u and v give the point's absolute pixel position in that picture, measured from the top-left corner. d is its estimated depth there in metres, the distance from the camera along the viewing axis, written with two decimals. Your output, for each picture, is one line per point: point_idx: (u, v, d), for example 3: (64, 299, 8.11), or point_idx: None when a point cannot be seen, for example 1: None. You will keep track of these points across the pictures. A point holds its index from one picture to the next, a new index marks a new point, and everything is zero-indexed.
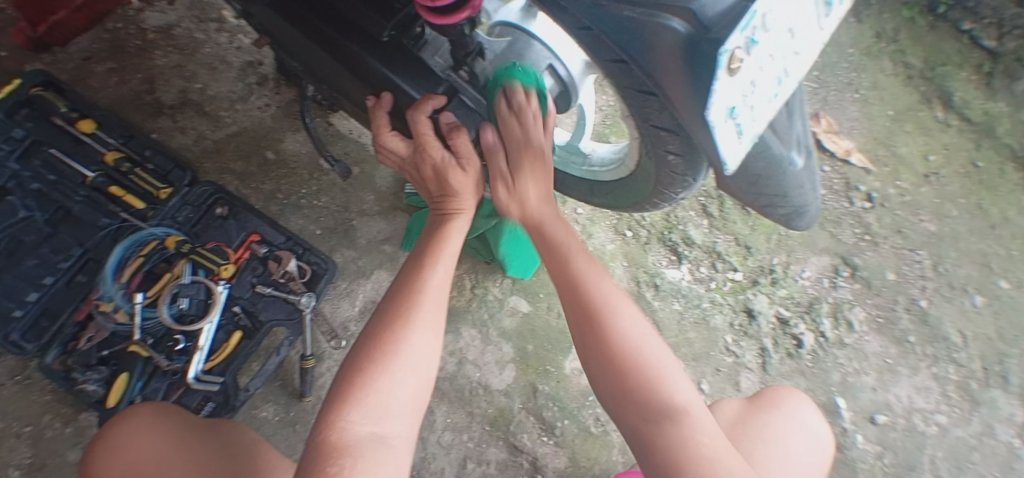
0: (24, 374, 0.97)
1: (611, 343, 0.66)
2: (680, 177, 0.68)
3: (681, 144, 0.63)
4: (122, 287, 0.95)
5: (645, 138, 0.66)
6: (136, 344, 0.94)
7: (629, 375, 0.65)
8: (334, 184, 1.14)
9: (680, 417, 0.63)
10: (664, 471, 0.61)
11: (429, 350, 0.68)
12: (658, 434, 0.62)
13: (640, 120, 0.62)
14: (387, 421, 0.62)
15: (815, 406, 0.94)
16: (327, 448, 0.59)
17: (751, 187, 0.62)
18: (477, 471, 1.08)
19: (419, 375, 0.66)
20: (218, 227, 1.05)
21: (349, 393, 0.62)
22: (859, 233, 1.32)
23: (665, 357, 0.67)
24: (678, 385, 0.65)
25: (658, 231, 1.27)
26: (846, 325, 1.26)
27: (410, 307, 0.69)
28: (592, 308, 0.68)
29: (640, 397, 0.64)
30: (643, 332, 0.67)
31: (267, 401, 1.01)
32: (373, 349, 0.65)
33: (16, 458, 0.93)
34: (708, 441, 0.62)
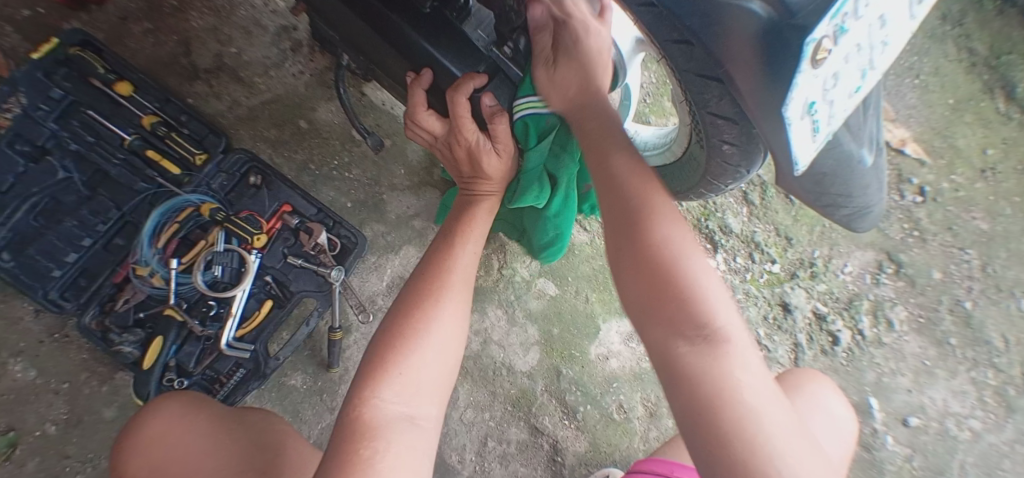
0: (61, 332, 0.99)
1: (648, 249, 0.58)
2: (733, 168, 0.64)
3: (739, 134, 0.58)
4: (157, 252, 0.97)
5: (699, 126, 0.62)
6: (171, 308, 0.96)
7: (661, 297, 0.56)
8: (366, 156, 1.13)
9: (718, 342, 0.53)
10: (693, 411, 0.51)
11: (459, 321, 0.68)
12: (691, 359, 0.53)
13: (697, 106, 0.58)
14: (416, 399, 0.62)
15: (835, 386, 0.92)
16: (359, 425, 0.58)
17: (813, 185, 0.58)
18: (498, 450, 1.09)
19: (447, 348, 0.66)
20: (252, 197, 1.04)
21: (380, 369, 0.62)
22: (906, 228, 1.27)
23: (713, 281, 0.57)
24: (720, 306, 0.55)
25: (695, 218, 1.22)
26: (885, 324, 1.22)
27: (437, 285, 0.68)
28: (629, 216, 0.60)
29: (673, 312, 0.55)
30: (690, 246, 0.58)
31: (295, 369, 1.03)
32: (404, 324, 0.65)
33: (54, 413, 0.96)
34: (750, 383, 0.52)
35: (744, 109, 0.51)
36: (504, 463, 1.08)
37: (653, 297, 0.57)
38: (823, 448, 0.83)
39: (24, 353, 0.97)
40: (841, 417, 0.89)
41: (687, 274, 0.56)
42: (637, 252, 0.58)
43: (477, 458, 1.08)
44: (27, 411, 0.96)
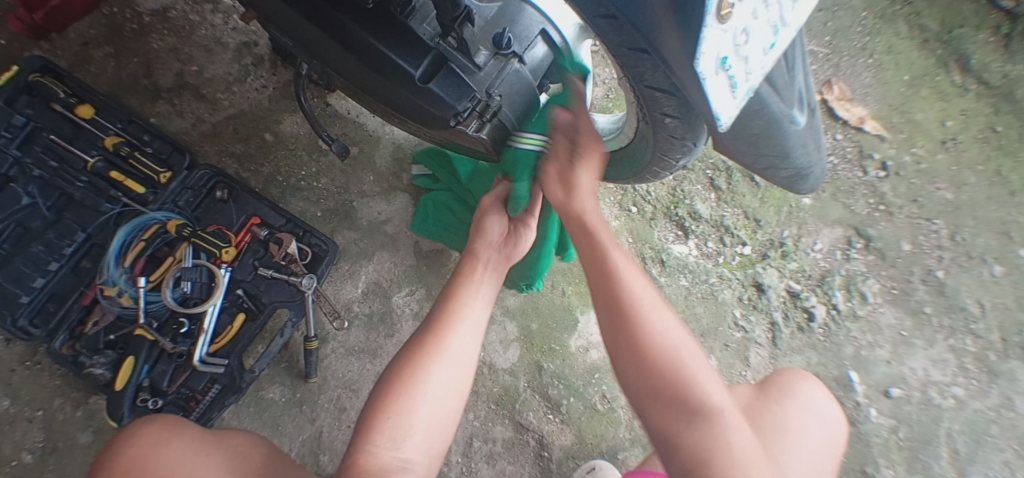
0: (33, 359, 0.98)
1: (644, 355, 0.68)
2: (678, 141, 0.66)
3: (678, 106, 0.61)
4: (125, 272, 0.96)
5: (642, 103, 0.64)
6: (142, 328, 0.95)
7: (656, 370, 0.67)
8: (333, 165, 1.13)
9: (711, 418, 0.66)
10: (690, 467, 0.65)
11: (468, 350, 0.75)
12: (691, 435, 0.65)
13: (635, 81, 0.59)
14: (409, 446, 0.67)
15: (818, 382, 0.90)
16: (360, 471, 0.64)
17: (750, 147, 0.59)
18: (483, 449, 1.09)
19: (444, 400, 0.72)
20: (219, 211, 1.05)
21: (377, 420, 0.68)
22: (873, 203, 1.28)
23: (697, 356, 0.69)
24: (709, 385, 0.67)
25: (664, 206, 1.23)
26: (859, 297, 1.23)
27: (433, 343, 0.74)
28: (619, 308, 0.70)
29: (670, 396, 0.67)
30: (681, 337, 0.69)
31: (273, 381, 1.02)
32: (403, 376, 0.71)
33: (30, 440, 0.95)
34: (736, 441, 0.65)
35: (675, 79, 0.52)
36: (490, 462, 1.08)
37: (650, 392, 0.68)
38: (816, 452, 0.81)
39: None
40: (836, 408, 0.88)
41: (685, 369, 0.67)
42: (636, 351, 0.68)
43: (463, 458, 1.08)
44: (1, 441, 0.95)
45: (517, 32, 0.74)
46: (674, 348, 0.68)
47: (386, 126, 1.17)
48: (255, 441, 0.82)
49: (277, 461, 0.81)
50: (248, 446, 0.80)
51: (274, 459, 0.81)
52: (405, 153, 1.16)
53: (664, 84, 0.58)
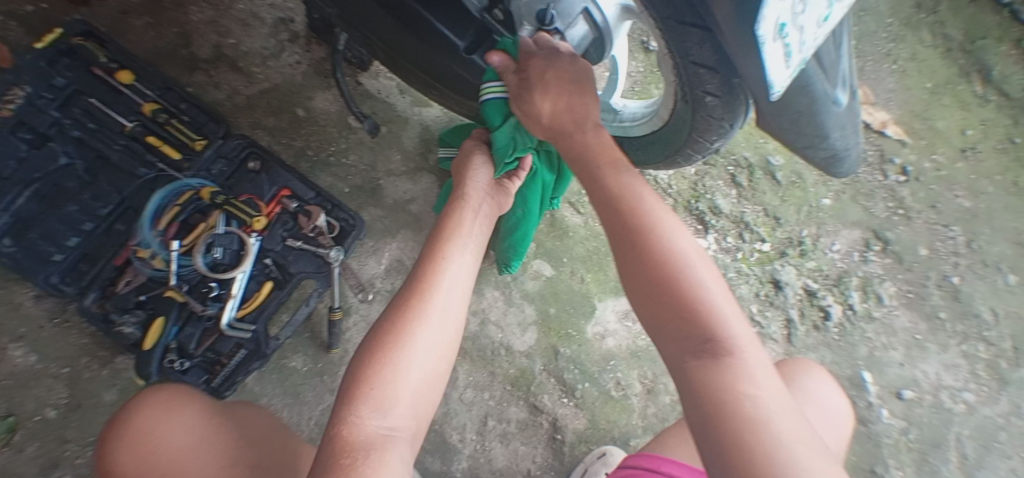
0: (61, 317, 1.00)
1: (650, 261, 0.59)
2: (716, 122, 0.68)
3: (721, 83, 0.63)
4: (158, 235, 0.98)
5: (683, 80, 0.67)
6: (171, 290, 0.97)
7: (666, 296, 0.57)
8: (363, 142, 1.15)
9: (728, 355, 0.53)
10: (706, 414, 0.51)
11: (451, 312, 0.71)
12: (703, 373, 0.53)
13: (680, 55, 0.63)
14: (395, 415, 0.63)
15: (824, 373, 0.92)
16: (340, 441, 0.59)
17: (792, 125, 0.61)
18: (497, 429, 1.10)
19: (430, 367, 0.67)
20: (251, 181, 1.06)
21: (356, 387, 0.63)
22: (892, 207, 1.30)
23: (718, 284, 0.58)
24: (730, 320, 0.55)
25: (686, 199, 1.24)
26: (875, 298, 1.24)
27: (417, 304, 0.70)
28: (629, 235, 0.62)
29: (681, 319, 0.56)
30: (693, 256, 0.59)
31: (295, 351, 1.04)
32: (382, 339, 0.66)
33: (53, 397, 0.96)
34: (762, 393, 0.52)
35: (727, 48, 0.54)
36: (504, 442, 1.09)
37: (666, 316, 0.57)
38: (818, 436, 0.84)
39: (25, 338, 0.98)
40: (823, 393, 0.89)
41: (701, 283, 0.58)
42: (641, 268, 0.60)
43: (477, 437, 1.09)
44: (26, 396, 0.96)
45: (559, 8, 0.71)
46: (687, 272, 0.58)
47: (415, 108, 1.19)
48: (266, 416, 0.82)
49: (274, 436, 0.79)
50: (256, 417, 0.81)
51: (273, 434, 0.79)
52: (432, 134, 1.18)
53: (710, 60, 0.61)
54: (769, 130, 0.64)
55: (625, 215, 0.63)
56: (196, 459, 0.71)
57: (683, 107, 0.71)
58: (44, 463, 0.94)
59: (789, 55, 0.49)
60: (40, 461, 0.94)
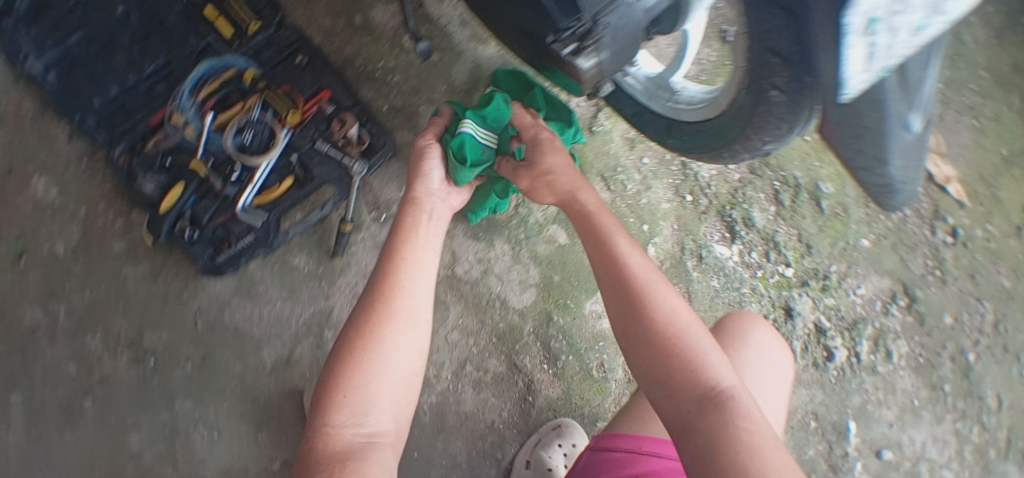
0: (90, 160, 1.02)
1: (649, 312, 0.71)
2: (775, 121, 0.65)
3: (791, 78, 0.59)
4: (195, 105, 0.99)
5: (754, 67, 0.63)
6: (198, 161, 0.98)
7: (662, 347, 0.68)
8: (412, 65, 1.13)
9: (725, 400, 0.63)
10: (701, 451, 0.60)
11: (420, 311, 0.77)
12: (703, 417, 0.62)
13: (756, 37, 0.60)
14: (371, 419, 0.67)
15: (771, 326, 0.92)
16: (321, 450, 0.63)
17: (854, 139, 0.57)
18: (473, 375, 1.12)
19: (402, 371, 0.72)
20: (295, 75, 1.06)
21: (331, 396, 0.67)
22: (929, 265, 1.24)
23: (708, 340, 0.69)
24: (720, 368, 0.66)
25: (720, 204, 1.20)
26: (884, 353, 1.20)
27: (387, 307, 0.75)
28: (632, 291, 0.73)
29: (683, 377, 0.65)
30: (687, 316, 0.71)
31: (301, 249, 1.06)
32: (354, 342, 0.71)
33: (66, 234, 1.00)
34: (753, 426, 0.60)
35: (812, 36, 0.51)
36: (476, 389, 1.12)
37: (671, 386, 0.66)
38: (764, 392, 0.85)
39: (52, 171, 1.01)
40: (762, 342, 0.88)
41: (692, 350, 0.67)
42: (639, 320, 0.71)
43: (453, 377, 1.12)
44: (42, 227, 1.00)
45: None
46: (681, 330, 0.69)
47: (471, 42, 1.16)
48: None
49: None
50: None
51: None
52: (483, 73, 1.15)
53: (785, 49, 0.57)
54: (829, 139, 0.61)
55: (626, 279, 0.75)
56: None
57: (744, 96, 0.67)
58: (44, 292, 0.99)
59: (873, 55, 0.47)
60: (41, 290, 0.99)
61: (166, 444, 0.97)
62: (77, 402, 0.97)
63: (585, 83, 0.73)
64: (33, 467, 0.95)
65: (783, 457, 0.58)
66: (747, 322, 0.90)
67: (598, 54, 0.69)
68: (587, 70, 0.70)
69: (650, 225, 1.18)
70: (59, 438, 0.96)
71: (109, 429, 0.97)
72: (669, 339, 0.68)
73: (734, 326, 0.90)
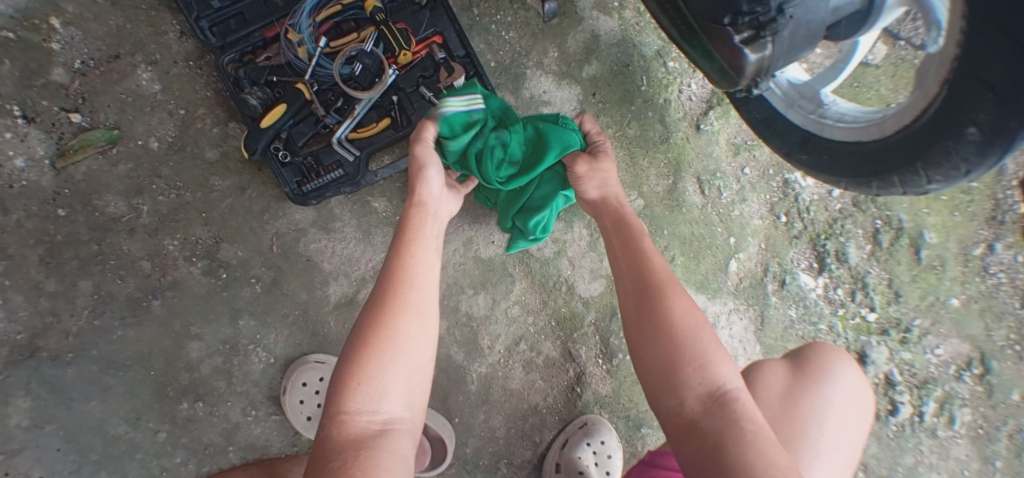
0: (196, 63, 1.01)
1: (656, 312, 0.72)
2: (956, 161, 0.65)
3: (996, 117, 0.61)
4: (313, 26, 0.98)
5: (950, 102, 0.64)
6: (304, 83, 0.97)
7: (665, 345, 0.69)
8: (529, 24, 1.08)
9: (727, 402, 0.65)
10: (704, 451, 0.62)
11: (430, 297, 0.74)
12: (705, 418, 0.64)
13: (969, 70, 0.62)
14: (386, 407, 0.65)
15: (853, 361, 0.85)
16: (338, 439, 0.62)
17: None
18: (525, 355, 1.09)
19: (415, 358, 0.69)
20: (412, 13, 1.02)
21: (344, 382, 0.65)
22: (1010, 339, 1.16)
23: (711, 338, 0.70)
24: (722, 367, 0.68)
25: (815, 232, 1.14)
26: (946, 419, 1.15)
27: (399, 292, 0.72)
28: (643, 292, 0.75)
29: (683, 376, 0.67)
30: (691, 314, 0.72)
31: (383, 194, 1.04)
32: (370, 330, 0.68)
33: (162, 131, 1.00)
34: (751, 425, 0.63)
35: None
36: (526, 368, 1.09)
37: (671, 381, 0.68)
38: (840, 439, 0.79)
39: (158, 65, 1.00)
40: (843, 382, 0.82)
41: (700, 351, 0.69)
42: (648, 319, 0.72)
43: (506, 352, 1.09)
44: (139, 119, 1.00)
45: None
46: (687, 326, 0.70)
47: (594, 11, 1.10)
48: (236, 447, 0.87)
49: None
50: None
51: None
52: (598, 46, 1.10)
53: (1003, 85, 0.59)
54: None
55: (643, 281, 0.76)
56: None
57: (925, 127, 0.68)
58: (131, 185, 0.99)
59: None
60: (127, 182, 0.99)
61: (223, 359, 0.99)
62: (144, 300, 0.98)
63: (743, 78, 0.69)
64: (93, 354, 0.96)
65: (781, 454, 0.60)
66: (831, 353, 0.84)
67: (772, 46, 0.65)
68: (754, 61, 0.66)
69: (737, 239, 1.13)
70: (121, 331, 0.97)
71: (170, 332, 0.98)
72: (671, 340, 0.69)
73: (818, 357, 0.83)
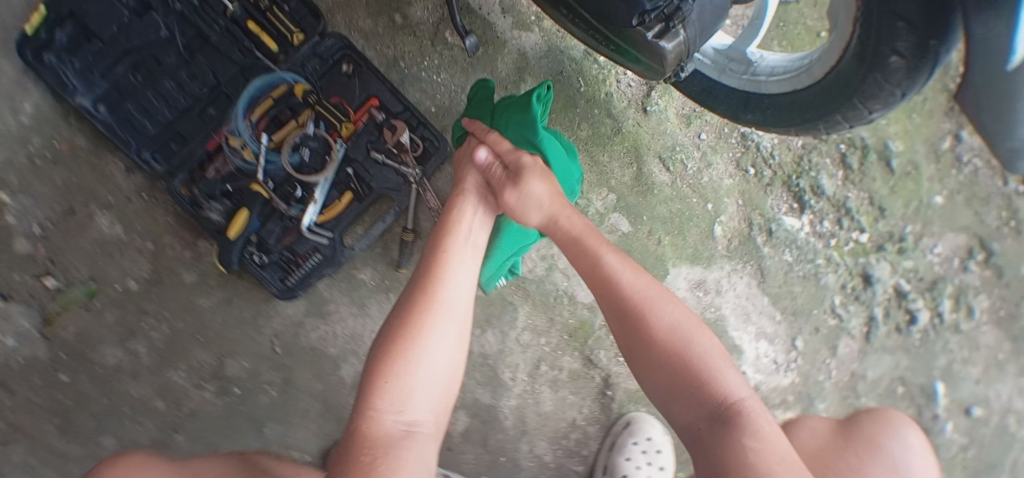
0: (149, 193, 1.01)
1: (650, 325, 0.72)
2: (890, 88, 0.68)
3: (915, 43, 0.63)
4: (250, 126, 0.98)
5: (870, 36, 0.67)
6: (258, 184, 0.97)
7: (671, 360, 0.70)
8: (456, 61, 1.10)
9: (734, 415, 0.65)
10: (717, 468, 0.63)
11: (457, 307, 0.78)
12: (716, 433, 0.64)
13: (880, 3, 0.64)
14: (411, 410, 0.68)
15: (915, 428, 0.84)
16: (364, 437, 0.64)
17: (994, 106, 0.60)
18: (549, 375, 1.10)
19: (443, 372, 0.73)
20: (343, 85, 1.03)
21: (373, 386, 0.68)
22: (1004, 216, 1.18)
23: (713, 350, 0.71)
24: (724, 378, 0.68)
25: (786, 174, 1.16)
26: (966, 311, 1.16)
27: (422, 309, 0.75)
28: (632, 305, 0.74)
29: (686, 385, 0.68)
30: (685, 321, 0.73)
31: (366, 263, 1.05)
32: (397, 339, 0.72)
33: (136, 270, 1.00)
34: (764, 441, 0.63)
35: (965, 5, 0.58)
36: (553, 388, 1.10)
37: (672, 391, 0.69)
38: None
39: (113, 207, 1.00)
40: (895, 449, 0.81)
41: (700, 365, 0.69)
42: (646, 336, 0.72)
43: (528, 378, 1.09)
44: (110, 264, 1.00)
45: None
46: (687, 341, 0.70)
47: (515, 31, 1.12)
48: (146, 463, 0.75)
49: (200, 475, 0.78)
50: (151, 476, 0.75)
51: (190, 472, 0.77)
52: (528, 62, 1.12)
53: (915, 15, 0.61)
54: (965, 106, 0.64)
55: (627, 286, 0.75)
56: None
57: (851, 65, 0.71)
58: (122, 330, 1.00)
59: None
60: (118, 328, 0.99)
61: None
62: (168, 437, 1.00)
63: (668, 67, 0.71)
64: None
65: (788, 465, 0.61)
66: (887, 421, 0.84)
67: (684, 31, 0.67)
68: (674, 48, 0.68)
69: (715, 203, 1.14)
70: None
71: None
72: (675, 357, 0.70)
73: (872, 428, 0.83)
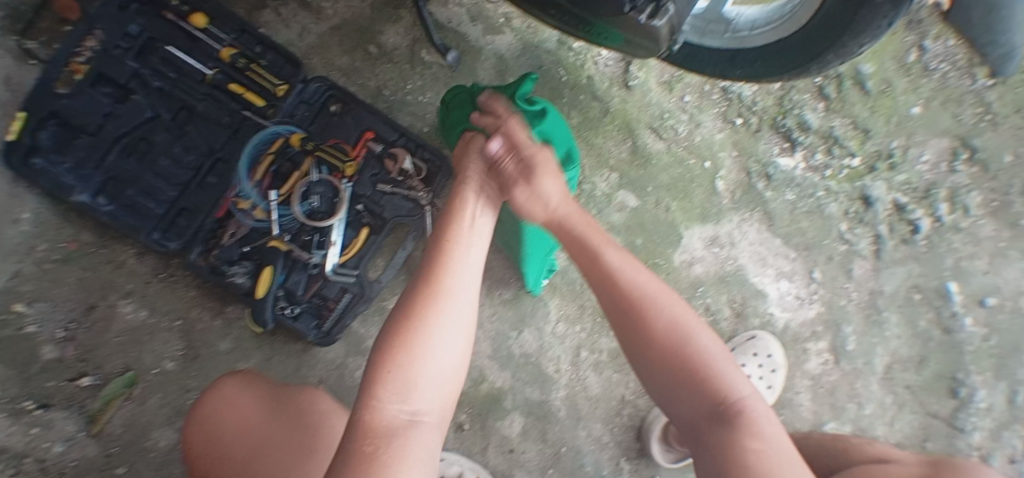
0: (166, 272, 1.01)
1: (665, 316, 0.70)
2: (878, 20, 0.70)
3: None
4: (256, 185, 0.98)
5: None
6: (277, 240, 0.97)
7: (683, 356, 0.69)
8: (439, 78, 1.10)
9: (735, 417, 0.67)
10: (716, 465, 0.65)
11: (470, 290, 0.72)
12: (717, 430, 0.67)
13: None
14: (417, 400, 0.63)
15: None
16: (365, 428, 0.60)
17: None
18: (591, 359, 1.13)
19: (451, 367, 0.67)
20: (335, 125, 1.03)
21: (382, 373, 0.63)
22: (979, 113, 1.23)
23: (723, 350, 0.70)
24: (736, 381, 0.69)
25: (771, 117, 1.19)
26: (962, 210, 1.21)
27: (435, 291, 0.70)
28: (649, 299, 0.72)
29: (696, 380, 0.68)
30: (696, 320, 0.71)
31: (394, 293, 1.06)
32: (403, 323, 0.67)
33: (170, 350, 1.00)
34: (762, 448, 0.65)
35: None
36: (598, 370, 1.13)
37: (680, 382, 0.69)
38: None
39: (134, 293, 1.00)
40: None
41: (713, 363, 0.69)
42: (659, 327, 0.70)
43: (572, 366, 1.12)
44: (142, 351, 1.00)
45: None
46: (697, 339, 0.70)
47: (487, 36, 1.13)
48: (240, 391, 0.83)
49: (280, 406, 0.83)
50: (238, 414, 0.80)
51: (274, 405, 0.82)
52: (506, 64, 1.13)
53: None
54: None
55: (645, 280, 0.73)
56: (250, 437, 0.78)
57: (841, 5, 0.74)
58: (169, 410, 0.99)
59: None
60: (165, 410, 0.99)
61: None
62: None
63: (660, 44, 0.73)
64: None
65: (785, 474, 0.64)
66: None
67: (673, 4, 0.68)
68: (665, 24, 0.69)
69: (712, 160, 1.17)
70: None
71: None
72: (688, 351, 0.69)
73: None
